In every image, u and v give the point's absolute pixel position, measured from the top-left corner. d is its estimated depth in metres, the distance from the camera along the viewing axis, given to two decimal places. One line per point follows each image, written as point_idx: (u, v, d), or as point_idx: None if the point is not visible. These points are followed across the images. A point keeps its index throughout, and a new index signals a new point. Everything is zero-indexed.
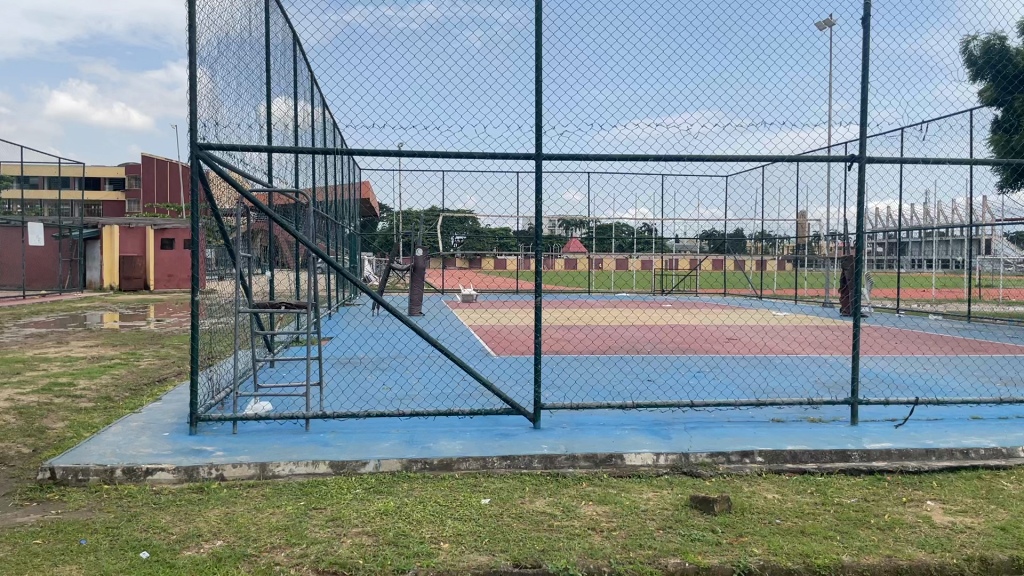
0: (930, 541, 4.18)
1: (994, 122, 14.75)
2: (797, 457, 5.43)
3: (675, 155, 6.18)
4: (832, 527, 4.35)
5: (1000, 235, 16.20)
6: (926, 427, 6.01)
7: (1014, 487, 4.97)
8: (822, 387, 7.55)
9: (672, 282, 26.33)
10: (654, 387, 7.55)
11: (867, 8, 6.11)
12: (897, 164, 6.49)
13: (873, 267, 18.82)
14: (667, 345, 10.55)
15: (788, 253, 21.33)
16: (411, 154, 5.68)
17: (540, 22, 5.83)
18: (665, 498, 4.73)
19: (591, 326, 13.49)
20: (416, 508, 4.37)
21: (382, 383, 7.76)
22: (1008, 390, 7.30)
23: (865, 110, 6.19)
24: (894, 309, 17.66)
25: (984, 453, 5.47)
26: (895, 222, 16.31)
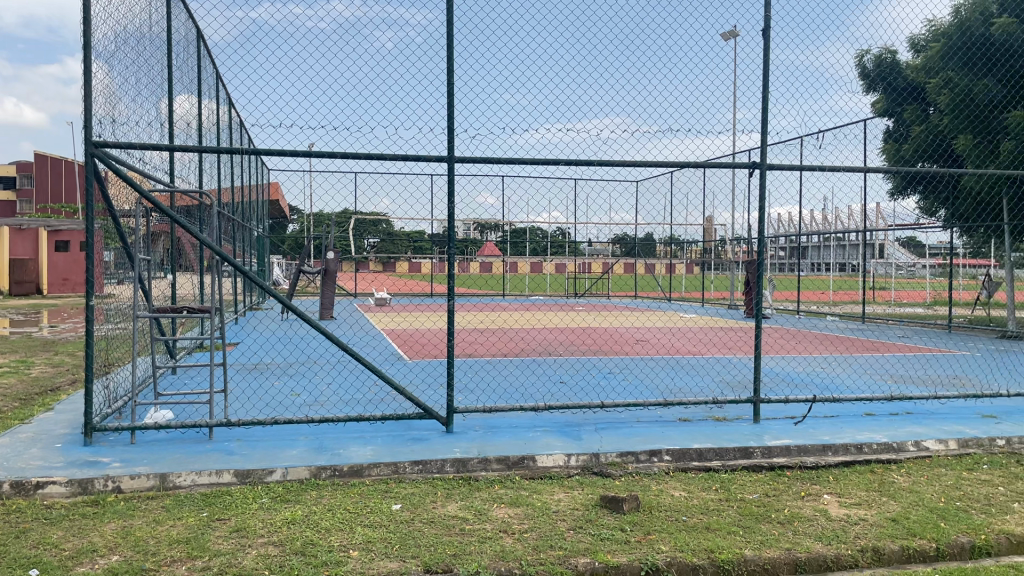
0: (826, 533, 4.36)
1: (885, 133, 15.59)
2: (702, 455, 5.57)
3: (585, 160, 6.26)
4: (735, 522, 4.48)
5: (891, 240, 17.09)
6: (823, 424, 6.26)
7: (904, 480, 5.23)
8: (726, 387, 7.78)
9: (585, 285, 26.72)
10: (566, 389, 7.62)
11: (766, 20, 6.35)
12: (796, 171, 6.75)
13: (775, 271, 19.59)
14: (579, 348, 10.68)
15: (695, 257, 21.94)
16: (320, 155, 5.57)
17: (451, 25, 5.82)
18: (575, 498, 4.78)
19: (503, 329, 13.55)
20: (325, 516, 4.29)
21: (290, 389, 7.58)
22: (898, 387, 7.70)
23: (766, 119, 6.42)
24: (794, 310, 18.41)
25: (876, 447, 5.72)
26: (795, 228, 17.00)
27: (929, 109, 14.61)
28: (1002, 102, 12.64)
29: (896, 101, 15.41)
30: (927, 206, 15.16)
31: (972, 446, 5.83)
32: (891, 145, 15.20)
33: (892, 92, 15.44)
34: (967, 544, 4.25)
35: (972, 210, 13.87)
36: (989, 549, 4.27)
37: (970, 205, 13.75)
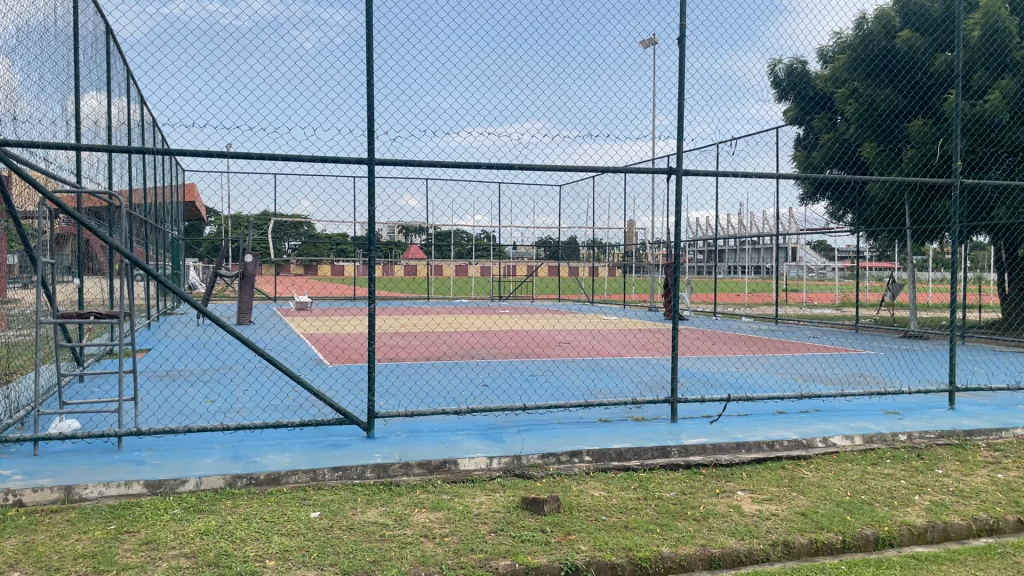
0: (741, 528, 4.49)
1: (796, 140, 16.15)
2: (622, 455, 5.66)
3: (507, 163, 6.29)
4: (653, 520, 4.58)
5: (803, 243, 17.70)
6: (737, 423, 6.45)
7: (812, 475, 5.43)
8: (645, 388, 7.94)
9: (509, 288, 26.82)
10: (488, 392, 7.64)
11: (682, 30, 6.51)
12: (711, 176, 6.94)
13: (694, 273, 20.07)
14: (501, 351, 10.71)
15: (617, 259, 22.28)
16: (236, 157, 5.45)
17: (371, 27, 5.78)
18: (497, 501, 4.80)
19: (426, 333, 13.47)
20: (240, 525, 4.19)
21: (205, 396, 7.37)
22: (807, 385, 8.00)
23: (682, 126, 6.58)
24: (712, 312, 18.91)
25: (787, 444, 5.92)
26: (712, 232, 17.45)
27: (837, 117, 15.21)
28: (903, 111, 13.32)
29: (806, 110, 15.97)
30: (836, 211, 15.76)
31: (876, 441, 6.09)
32: (802, 152, 15.76)
33: (802, 100, 15.99)
34: (871, 536, 4.44)
35: (877, 215, 14.52)
36: (892, 540, 4.48)
37: (875, 210, 14.38)
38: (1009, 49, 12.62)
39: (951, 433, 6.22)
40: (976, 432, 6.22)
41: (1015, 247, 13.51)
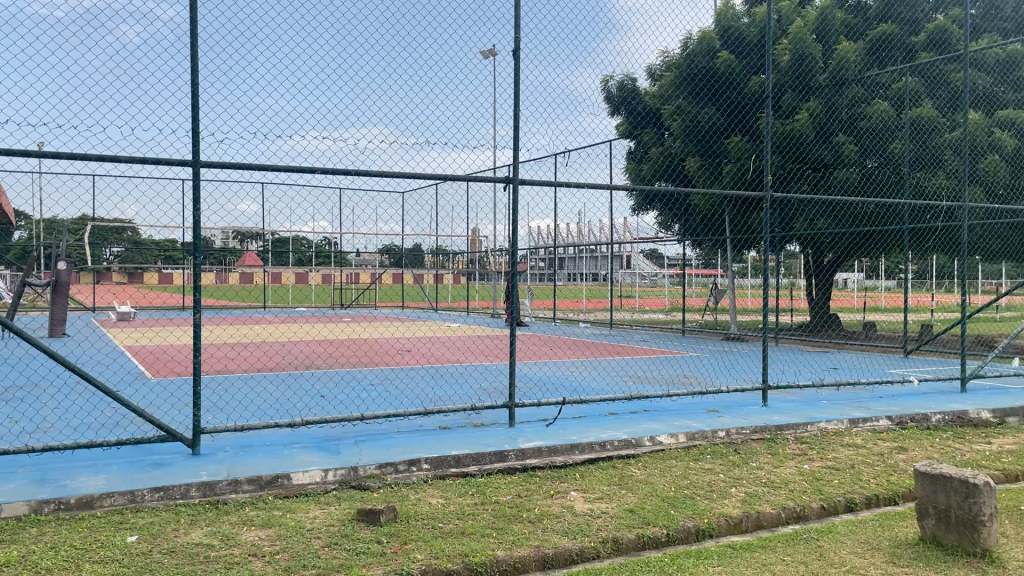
0: (573, 528, 4.62)
1: (627, 153, 16.88)
2: (460, 461, 5.66)
3: (342, 169, 6.18)
4: (488, 525, 4.63)
5: (637, 252, 18.50)
6: (572, 425, 6.64)
7: (640, 473, 5.69)
8: (484, 393, 8.03)
9: (351, 296, 26.37)
10: (325, 402, 7.47)
11: (517, 42, 6.65)
12: (547, 186, 7.12)
13: (533, 280, 20.53)
14: (339, 360, 10.50)
15: (460, 266, 22.45)
16: (43, 156, 5.03)
17: (197, 23, 5.52)
18: (331, 514, 4.69)
19: (260, 343, 12.98)
20: (45, 555, 3.87)
21: (7, 416, 6.74)
22: (637, 387, 8.38)
23: (517, 137, 6.72)
24: (551, 318, 19.41)
25: (617, 444, 6.15)
26: (551, 240, 17.90)
27: (665, 132, 16.02)
28: (724, 128, 14.21)
29: (635, 124, 16.76)
30: (664, 221, 16.60)
31: (698, 438, 6.45)
32: (632, 165, 16.46)
33: (632, 115, 16.72)
34: (692, 528, 4.71)
35: (701, 225, 15.43)
36: (711, 531, 4.76)
37: (699, 220, 15.28)
38: (814, 73, 13.73)
39: (764, 428, 6.69)
40: (785, 426, 6.73)
41: (820, 255, 14.74)
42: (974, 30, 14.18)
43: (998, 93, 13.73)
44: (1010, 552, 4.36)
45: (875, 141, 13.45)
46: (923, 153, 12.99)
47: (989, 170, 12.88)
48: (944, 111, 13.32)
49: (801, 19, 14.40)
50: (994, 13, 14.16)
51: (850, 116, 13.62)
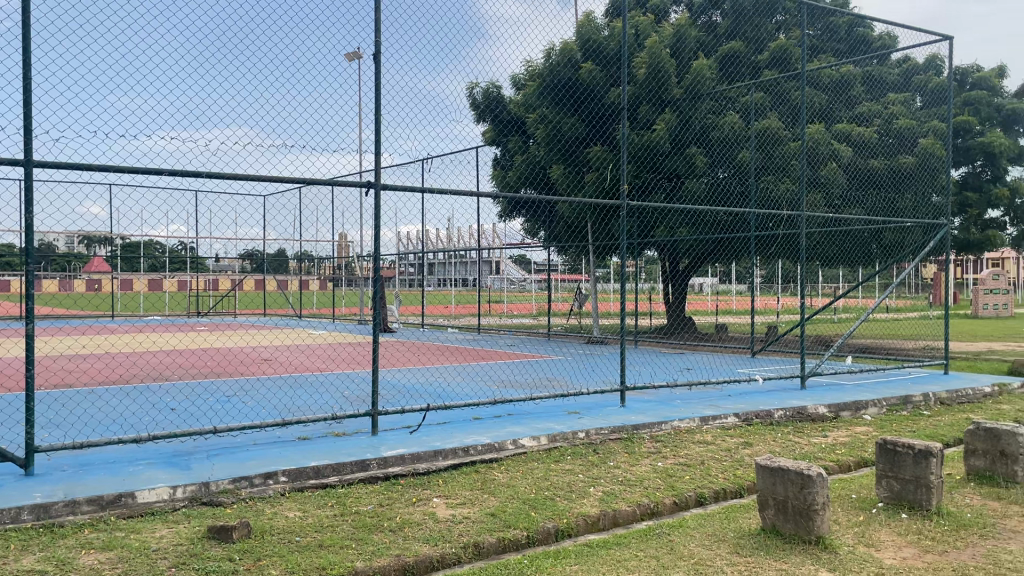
0: (434, 535, 4.62)
1: (494, 159, 17.02)
2: (319, 472, 5.52)
3: (193, 171, 5.91)
4: (348, 536, 4.55)
5: (505, 257, 18.70)
6: (436, 431, 6.63)
7: (503, 476, 5.75)
8: (347, 402, 7.88)
9: (209, 303, 25.28)
10: (176, 416, 7.13)
11: (379, 45, 6.59)
12: (410, 191, 7.07)
13: (401, 286, 20.38)
14: (194, 371, 10.05)
15: (326, 271, 21.95)
16: None
17: (29, 12, 5.16)
18: (180, 533, 4.48)
19: (107, 354, 12.25)
20: None
21: None
22: (501, 391, 8.46)
23: (378, 141, 6.65)
24: (418, 324, 19.32)
25: (480, 448, 6.18)
26: (419, 245, 17.84)
27: (530, 140, 16.28)
28: (584, 137, 14.80)
29: (503, 131, 16.87)
30: (530, 227, 16.88)
31: (559, 439, 6.57)
32: (498, 171, 16.62)
33: (498, 122, 16.85)
34: (551, 529, 4.81)
35: (565, 231, 15.81)
36: (570, 531, 4.88)
37: (564, 227, 15.64)
38: (668, 86, 14.22)
39: (621, 428, 6.91)
40: (641, 426, 6.98)
41: (676, 260, 15.41)
42: (814, 50, 15.20)
43: (835, 109, 14.78)
44: (840, 538, 4.68)
45: (724, 152, 14.21)
46: (768, 162, 13.88)
47: (829, 176, 13.85)
48: (787, 124, 14.22)
49: (657, 34, 14.98)
50: (831, 35, 15.23)
51: (702, 127, 14.31)
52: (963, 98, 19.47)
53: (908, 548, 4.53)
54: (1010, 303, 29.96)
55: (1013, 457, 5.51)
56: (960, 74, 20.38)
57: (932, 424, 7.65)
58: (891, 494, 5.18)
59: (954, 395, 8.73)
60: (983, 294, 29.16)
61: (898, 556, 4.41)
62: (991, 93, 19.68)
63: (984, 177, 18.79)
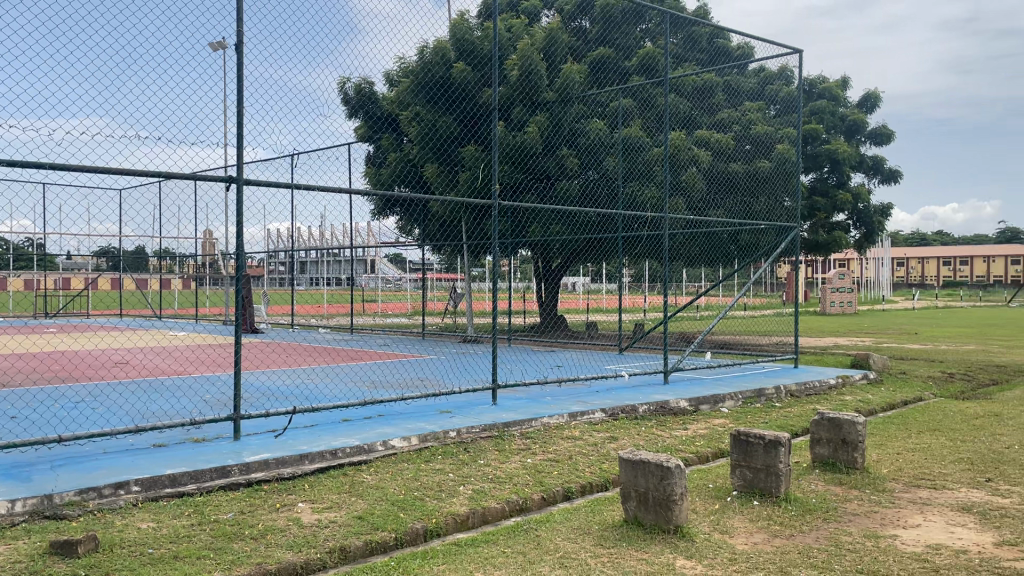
0: (298, 541, 4.49)
1: (366, 157, 16.78)
2: (176, 480, 5.28)
3: (36, 162, 5.51)
4: (206, 545, 4.37)
5: (379, 256, 18.47)
6: (302, 434, 6.46)
7: (372, 478, 5.67)
8: (207, 406, 7.56)
9: (59, 303, 23.66)
10: (18, 425, 6.64)
11: (241, 36, 6.37)
12: (275, 187, 6.85)
13: (270, 286, 19.78)
14: (40, 376, 9.39)
15: (189, 270, 21.03)
16: None
17: None
18: (18, 550, 4.16)
19: None
20: None
21: None
22: (372, 392, 8.33)
23: (241, 135, 6.42)
24: (288, 324, 18.83)
25: (348, 451, 6.06)
26: (290, 243, 17.38)
27: (403, 137, 16.14)
28: (459, 137, 14.93)
29: (374, 128, 16.63)
30: (404, 226, 16.75)
31: (430, 439, 6.54)
32: (372, 169, 16.41)
33: (370, 119, 16.60)
34: (419, 530, 4.79)
35: (439, 230, 15.80)
36: (438, 531, 4.86)
37: (438, 226, 15.64)
38: (539, 89, 14.40)
39: (492, 426, 6.95)
40: (512, 424, 7.05)
41: (549, 260, 15.55)
42: (676, 57, 15.80)
43: (696, 116, 15.43)
44: (698, 526, 4.89)
45: (592, 156, 14.73)
46: (631, 168, 14.43)
47: (688, 182, 14.46)
48: (651, 129, 14.74)
49: (529, 37, 15.16)
50: (692, 45, 15.85)
51: (572, 131, 14.65)
52: (809, 108, 20.80)
53: (759, 533, 4.78)
54: (854, 300, 32.21)
55: (853, 444, 5.91)
56: (809, 85, 21.70)
57: (783, 415, 8.11)
58: (744, 482, 5.45)
59: (803, 387, 9.29)
60: (831, 292, 31.19)
61: (750, 541, 4.65)
62: (835, 104, 21.09)
63: (829, 182, 20.11)
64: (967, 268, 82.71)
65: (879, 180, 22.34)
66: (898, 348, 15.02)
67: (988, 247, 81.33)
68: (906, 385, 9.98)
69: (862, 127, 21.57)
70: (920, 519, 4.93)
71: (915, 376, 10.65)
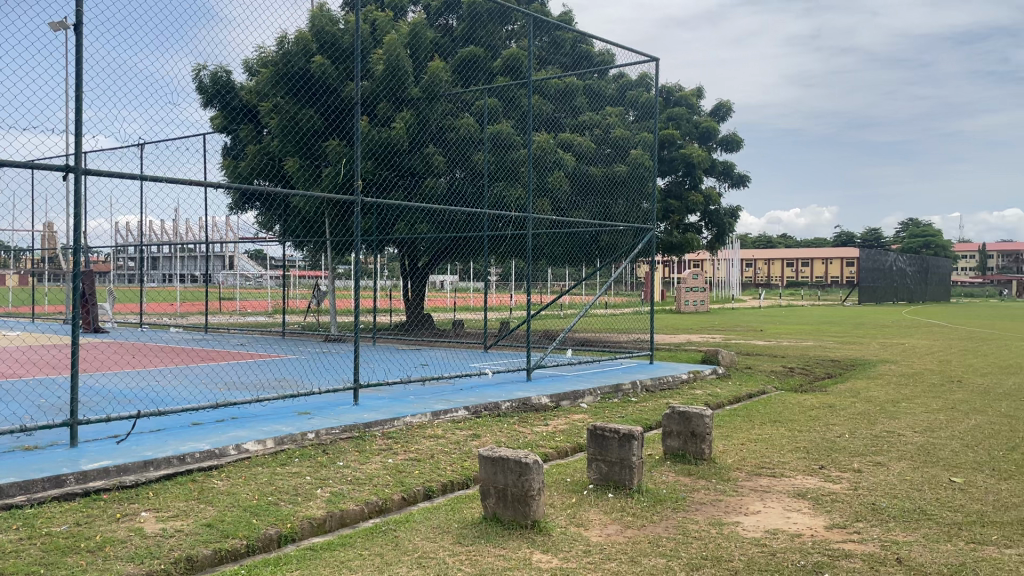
0: (140, 552, 4.24)
1: (223, 148, 16.06)
2: (4, 492, 4.88)
3: None
4: (36, 561, 4.05)
5: (238, 252, 17.76)
6: (147, 439, 6.12)
7: (223, 483, 5.44)
8: (42, 412, 7.03)
9: None
10: None
11: (79, 16, 5.96)
12: (118, 178, 6.44)
13: (118, 283, 18.62)
14: None
15: (25, 265, 19.52)
16: None
17: None
18: None
19: None
20: None
21: None
22: (225, 394, 7.99)
23: (79, 122, 6.01)
24: (137, 323, 17.79)
25: (198, 456, 5.79)
26: (140, 237, 16.44)
27: (263, 130, 15.59)
28: (322, 131, 14.67)
29: (232, 119, 15.92)
30: (264, 221, 16.19)
31: (286, 442, 6.33)
32: (230, 161, 15.73)
33: (227, 110, 15.87)
34: (273, 535, 4.63)
35: (301, 226, 15.37)
36: (293, 536, 4.72)
37: (300, 222, 15.22)
38: (405, 85, 14.27)
39: (352, 427, 6.82)
40: (373, 424, 6.94)
41: (415, 258, 15.68)
42: (540, 60, 16.05)
43: (559, 118, 15.74)
44: (554, 521, 4.98)
45: (459, 153, 14.77)
46: (498, 166, 14.54)
47: (553, 183, 14.78)
48: (517, 130, 14.92)
49: (394, 32, 14.96)
50: (556, 49, 16.12)
51: (438, 128, 14.63)
52: (665, 114, 21.64)
53: (613, 525, 4.92)
54: (706, 299, 33.78)
55: (701, 437, 6.20)
56: (666, 92, 22.58)
57: (638, 409, 8.41)
58: (600, 476, 5.60)
59: (658, 382, 9.66)
60: (685, 291, 32.71)
61: (604, 533, 4.78)
62: (689, 112, 22.05)
63: (684, 186, 21.11)
64: (809, 269, 88.51)
65: (729, 184, 23.52)
66: (744, 344, 15.92)
67: (827, 250, 87.54)
68: (750, 379, 10.58)
69: (714, 134, 22.67)
70: (760, 506, 5.22)
71: (759, 371, 11.29)
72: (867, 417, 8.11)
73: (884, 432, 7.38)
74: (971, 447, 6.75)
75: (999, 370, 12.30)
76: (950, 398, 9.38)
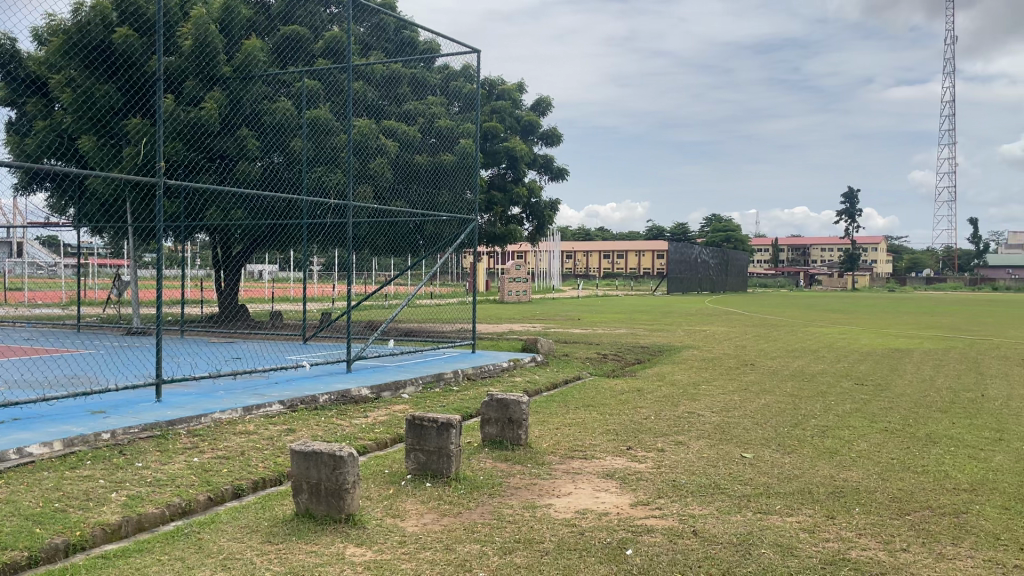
0: None
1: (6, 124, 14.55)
2: None
3: None
4: None
5: (28, 238, 16.17)
6: None
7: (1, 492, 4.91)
8: None
9: None
10: None
11: None
12: None
13: None
14: None
15: None
16: None
17: None
18: None
19: None
20: None
21: None
22: (5, 394, 7.24)
23: None
24: None
25: None
26: None
27: (54, 105, 14.30)
28: (121, 109, 13.67)
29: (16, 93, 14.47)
30: (57, 204, 14.83)
31: (77, 444, 5.83)
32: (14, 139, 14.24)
33: (12, 82, 14.41)
34: (60, 545, 4.25)
35: (99, 211, 14.27)
36: (83, 544, 4.36)
37: (97, 207, 14.14)
38: (216, 63, 13.56)
39: (154, 425, 6.39)
40: (177, 421, 6.54)
41: (228, 247, 14.98)
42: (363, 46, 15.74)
43: (384, 105, 15.46)
44: (370, 513, 4.90)
45: (275, 137, 14.21)
46: (318, 152, 14.23)
47: (376, 169, 14.63)
48: (336, 115, 14.59)
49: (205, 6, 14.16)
50: (380, 33, 15.85)
51: (252, 110, 14.04)
52: (489, 107, 21.95)
53: (429, 514, 4.91)
54: (528, 289, 34.68)
55: (518, 422, 6.32)
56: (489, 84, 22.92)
57: (459, 398, 8.47)
58: (417, 465, 5.58)
59: (479, 370, 9.77)
60: (508, 282, 33.44)
61: (419, 523, 4.76)
62: (512, 105, 22.48)
63: (506, 178, 21.61)
64: (625, 262, 92.97)
65: (549, 178, 24.20)
66: (562, 333, 16.47)
67: (642, 244, 92.35)
68: (567, 366, 10.94)
69: (536, 128, 23.26)
70: (572, 488, 5.40)
71: (575, 358, 11.71)
72: (672, 400, 8.62)
73: (686, 413, 7.87)
74: (760, 424, 7.33)
75: (786, 353, 13.48)
76: (744, 379, 10.17)
